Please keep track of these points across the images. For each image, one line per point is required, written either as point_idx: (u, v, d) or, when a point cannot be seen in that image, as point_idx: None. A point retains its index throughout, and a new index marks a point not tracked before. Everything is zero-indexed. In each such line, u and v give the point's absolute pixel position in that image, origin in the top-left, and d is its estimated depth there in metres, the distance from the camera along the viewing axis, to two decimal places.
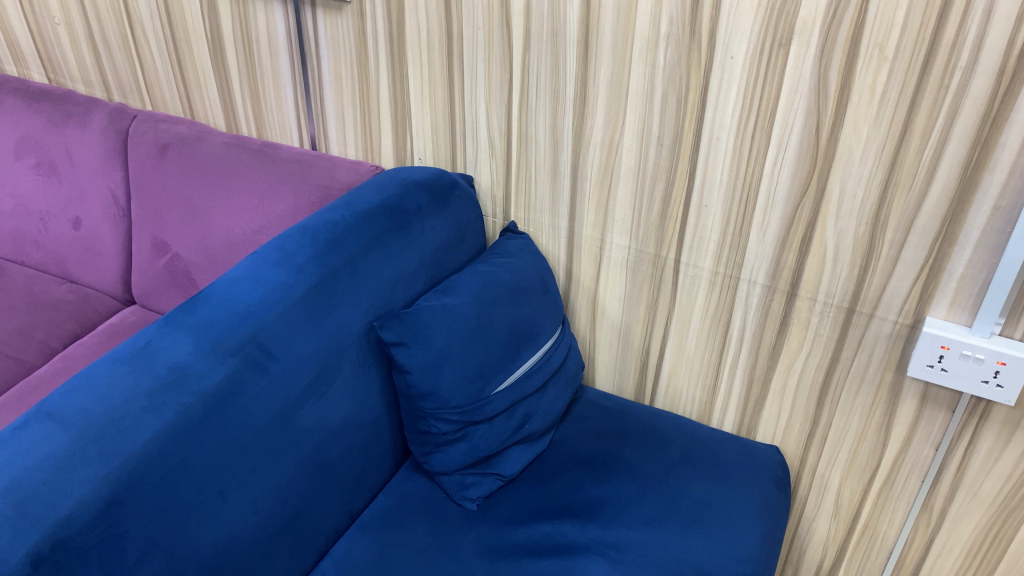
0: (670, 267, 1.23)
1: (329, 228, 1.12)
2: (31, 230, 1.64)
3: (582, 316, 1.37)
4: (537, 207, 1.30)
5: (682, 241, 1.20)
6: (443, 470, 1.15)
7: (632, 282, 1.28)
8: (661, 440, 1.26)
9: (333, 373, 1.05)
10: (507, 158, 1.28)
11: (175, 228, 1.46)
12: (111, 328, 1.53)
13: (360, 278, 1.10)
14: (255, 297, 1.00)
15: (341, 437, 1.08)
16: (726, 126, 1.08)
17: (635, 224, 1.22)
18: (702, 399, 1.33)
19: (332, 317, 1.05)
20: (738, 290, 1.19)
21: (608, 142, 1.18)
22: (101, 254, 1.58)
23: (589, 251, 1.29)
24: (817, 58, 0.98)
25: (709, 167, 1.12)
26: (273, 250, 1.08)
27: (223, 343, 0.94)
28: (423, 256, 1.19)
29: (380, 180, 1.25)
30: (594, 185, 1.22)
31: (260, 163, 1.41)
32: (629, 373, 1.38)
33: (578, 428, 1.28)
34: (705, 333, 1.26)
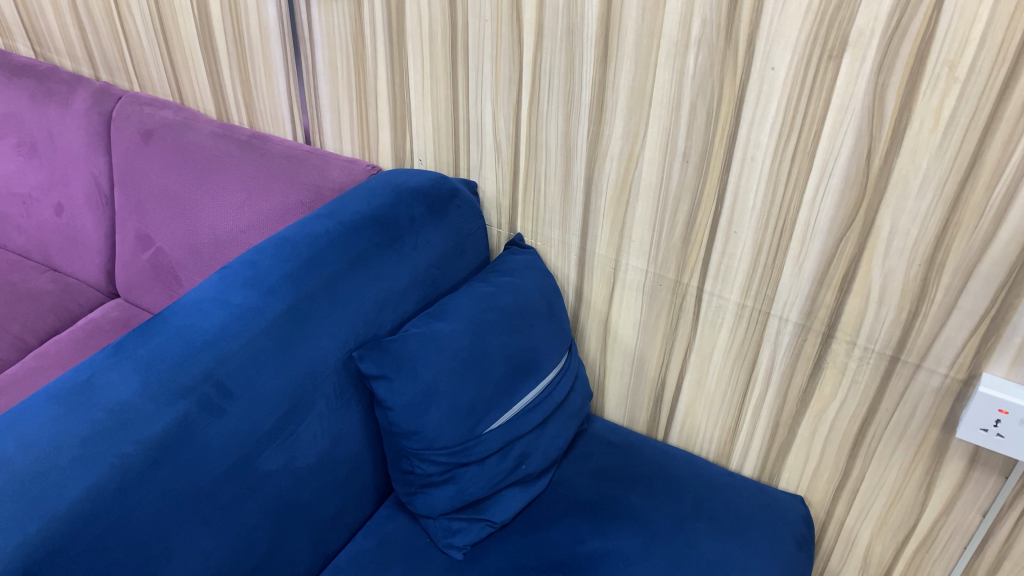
0: (692, 295, 1.09)
1: (308, 244, 1.00)
2: (13, 214, 1.54)
3: (592, 341, 1.24)
4: (546, 220, 1.17)
5: (706, 269, 1.06)
6: (428, 514, 1.04)
7: (648, 309, 1.14)
8: (673, 486, 1.13)
9: (304, 410, 0.94)
10: (515, 165, 1.15)
11: (159, 222, 1.36)
12: (92, 324, 1.44)
13: (340, 301, 0.97)
14: (216, 326, 0.89)
15: (312, 478, 0.97)
16: (763, 145, 0.94)
17: (655, 246, 1.09)
18: (721, 438, 1.20)
19: (306, 347, 0.93)
20: (768, 326, 1.06)
21: (627, 154, 1.04)
22: (84, 244, 1.48)
23: (601, 271, 1.16)
24: (873, 74, 0.83)
25: (741, 190, 0.98)
26: (243, 267, 0.97)
27: (173, 381, 0.83)
28: (414, 275, 1.07)
29: (372, 186, 1.12)
30: (610, 201, 1.09)
31: (248, 156, 1.30)
32: (641, 405, 1.25)
33: (582, 467, 1.16)
34: (728, 369, 1.13)
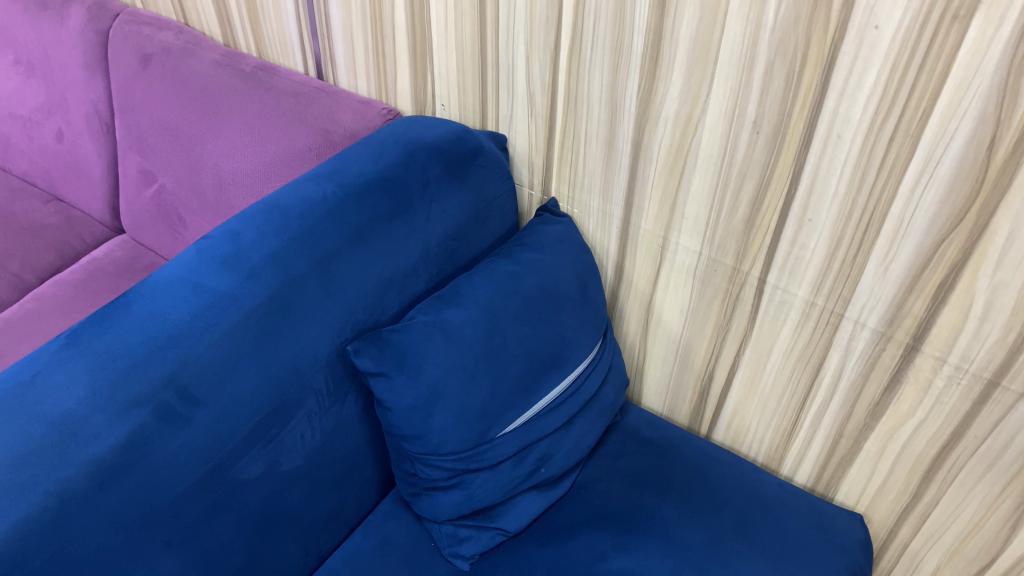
0: (752, 286, 0.93)
1: (300, 214, 0.86)
2: (13, 136, 1.43)
3: (631, 323, 1.09)
4: (584, 185, 1.00)
5: (771, 258, 0.89)
6: (433, 518, 0.93)
7: (699, 295, 0.98)
8: (714, 497, 0.99)
9: (289, 410, 0.82)
10: (550, 119, 0.97)
11: (161, 158, 1.24)
12: (94, 264, 1.33)
13: (335, 285, 0.84)
14: (184, 316, 0.76)
15: (301, 481, 0.86)
16: (854, 122, 0.75)
17: (711, 227, 0.92)
18: (773, 441, 1.06)
19: (290, 341, 0.80)
20: (839, 330, 0.89)
21: (684, 118, 0.86)
22: (86, 175, 1.37)
23: (646, 249, 1.00)
24: (1011, 45, 0.64)
25: (822, 173, 0.80)
26: (224, 241, 0.84)
27: (129, 385, 0.71)
28: (426, 249, 0.92)
29: (383, 139, 0.97)
30: (661, 171, 0.92)
31: (252, 91, 1.14)
32: (683, 397, 1.10)
33: (611, 467, 1.02)
34: (788, 370, 0.97)
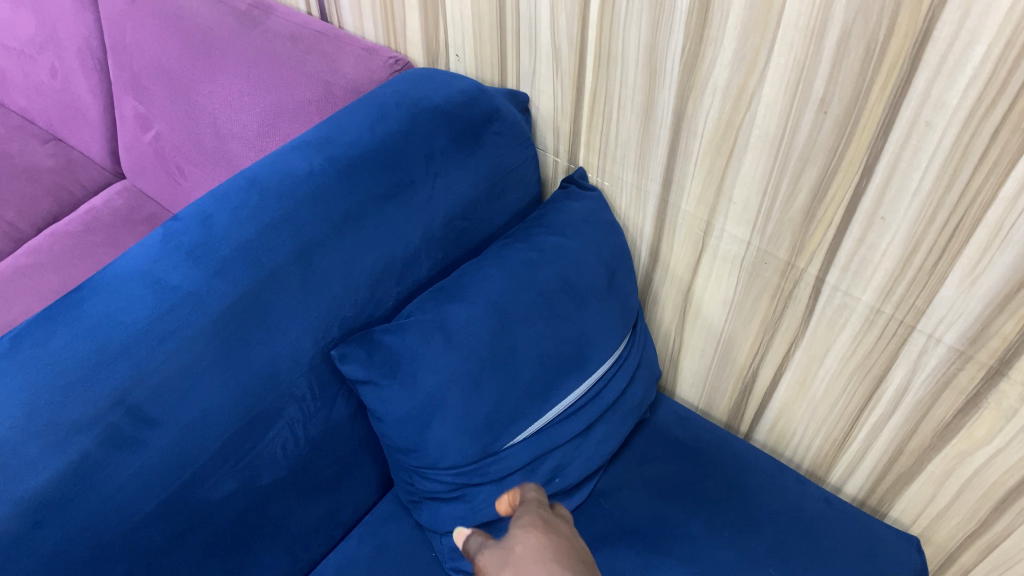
0: (808, 285, 0.79)
1: (280, 195, 0.75)
2: (9, 71, 1.33)
3: (667, 311, 0.97)
4: (617, 156, 0.87)
5: (834, 257, 0.75)
6: (435, 529, 0.83)
7: (745, 288, 0.85)
8: (751, 514, 0.87)
9: (265, 422, 0.72)
10: (578, 79, 0.84)
11: (156, 102, 1.13)
12: (92, 214, 1.24)
13: (320, 279, 0.73)
14: (140, 321, 0.66)
15: (283, 491, 0.77)
16: (950, 110, 0.60)
17: (762, 215, 0.78)
18: (822, 448, 0.93)
19: (264, 347, 0.70)
20: (909, 343, 0.75)
21: (736, 91, 0.71)
22: (83, 115, 1.26)
23: (686, 233, 0.87)
24: None
25: (903, 166, 0.65)
26: (193, 227, 0.73)
27: (72, 405, 0.61)
28: (429, 232, 0.81)
29: (382, 100, 0.84)
30: (706, 149, 0.78)
31: (246, 33, 1.03)
32: (722, 393, 0.98)
33: (637, 474, 0.92)
34: (844, 378, 0.84)
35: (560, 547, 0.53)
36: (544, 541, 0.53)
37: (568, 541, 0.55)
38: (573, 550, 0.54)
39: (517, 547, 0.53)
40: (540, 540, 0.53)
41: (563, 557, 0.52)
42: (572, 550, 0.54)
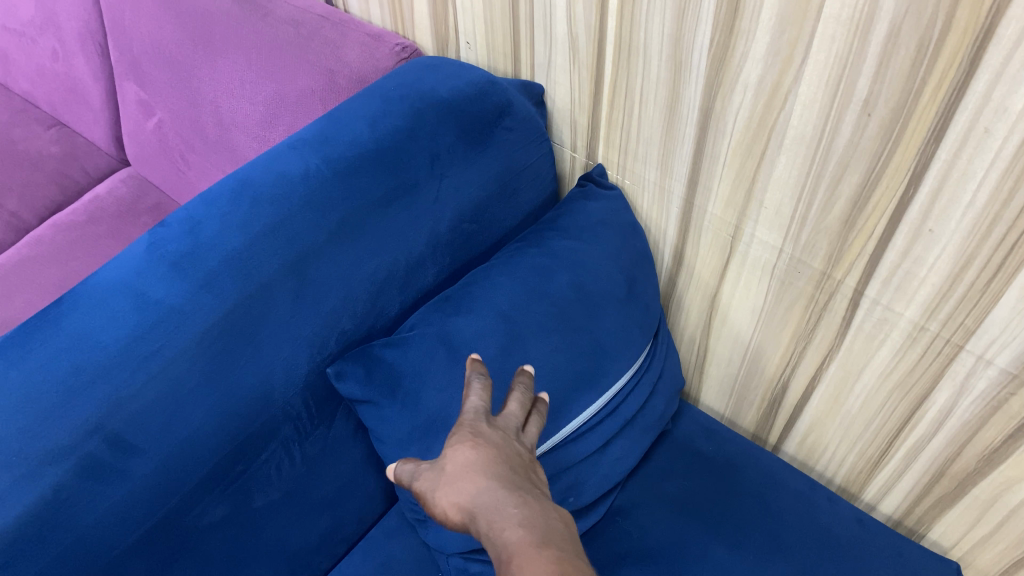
0: (845, 297, 0.73)
1: (273, 200, 0.70)
2: (13, 54, 1.29)
3: (692, 316, 0.92)
4: (639, 153, 0.83)
5: (875, 269, 0.69)
6: (440, 550, 0.77)
7: (777, 297, 0.79)
8: (779, 537, 0.81)
9: (258, 443, 0.68)
10: (596, 70, 0.80)
11: (157, 88, 1.08)
12: (95, 204, 1.20)
13: (315, 290, 0.69)
14: (122, 339, 0.62)
15: (280, 513, 0.73)
16: (1015, 115, 0.53)
17: (796, 221, 0.72)
18: (855, 465, 0.86)
19: (255, 365, 0.66)
20: (956, 364, 0.68)
21: (770, 88, 0.65)
22: (85, 100, 1.22)
23: (713, 236, 0.81)
24: None
25: (957, 175, 0.58)
26: (180, 234, 0.68)
27: (45, 434, 0.57)
28: (436, 237, 0.77)
29: (385, 94, 0.80)
30: (736, 149, 0.72)
31: (246, 17, 0.97)
32: (749, 403, 0.93)
33: (657, 491, 0.86)
34: (881, 396, 0.77)
35: (496, 463, 0.48)
36: (476, 457, 0.48)
37: (508, 455, 0.48)
38: (512, 464, 0.48)
39: (448, 467, 0.48)
40: (472, 457, 0.48)
41: (499, 476, 0.47)
42: (510, 468, 0.47)
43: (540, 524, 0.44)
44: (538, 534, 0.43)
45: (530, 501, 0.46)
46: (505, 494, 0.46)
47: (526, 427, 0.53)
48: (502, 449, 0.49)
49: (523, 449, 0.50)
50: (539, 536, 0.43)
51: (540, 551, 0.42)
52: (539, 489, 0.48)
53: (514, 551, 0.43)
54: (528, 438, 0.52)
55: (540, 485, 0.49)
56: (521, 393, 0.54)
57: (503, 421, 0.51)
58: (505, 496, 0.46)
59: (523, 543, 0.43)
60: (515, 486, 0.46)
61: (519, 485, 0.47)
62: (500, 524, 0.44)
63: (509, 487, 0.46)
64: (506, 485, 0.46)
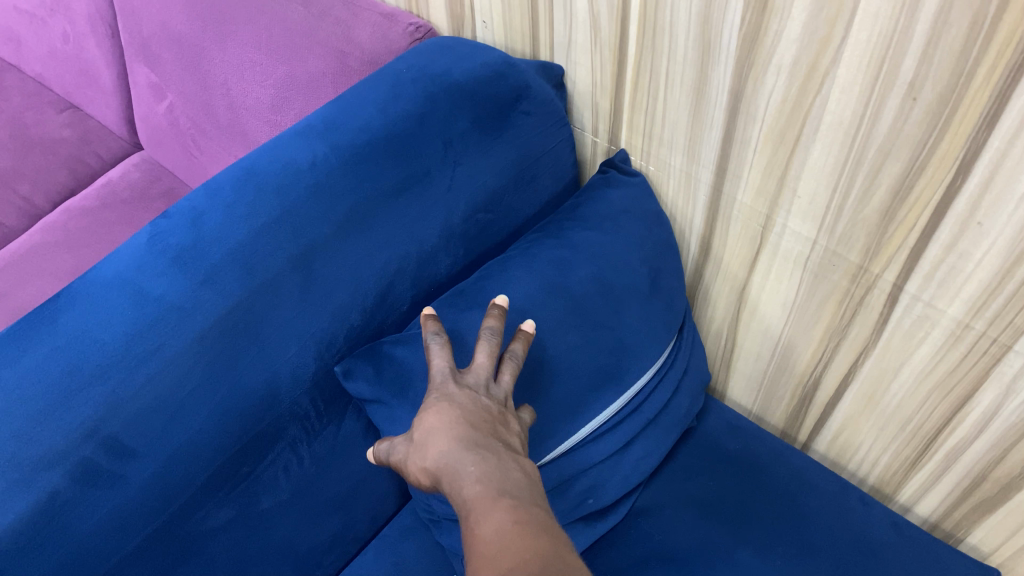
0: (883, 292, 0.68)
1: (279, 190, 0.67)
2: (24, 36, 1.26)
3: (719, 309, 0.88)
4: (664, 138, 0.79)
5: (916, 263, 0.64)
6: (455, 553, 0.75)
7: (810, 290, 0.75)
8: (809, 541, 0.77)
9: (264, 445, 0.65)
10: (619, 52, 0.76)
11: (167, 70, 1.05)
12: (108, 188, 1.18)
13: (321, 285, 0.66)
14: (120, 338, 0.59)
15: (289, 515, 0.70)
16: None
17: (831, 212, 0.67)
18: (889, 466, 0.82)
19: (259, 364, 0.63)
20: (1003, 365, 0.64)
21: (806, 69, 0.61)
22: (97, 83, 1.20)
23: (742, 225, 0.77)
24: None
25: (1012, 164, 0.53)
26: (182, 226, 0.66)
27: (40, 438, 0.54)
28: (449, 227, 0.74)
29: (397, 78, 0.77)
30: (767, 135, 0.68)
31: None
32: (778, 399, 0.89)
33: (681, 490, 0.83)
34: (919, 396, 0.73)
35: (457, 421, 0.54)
36: (440, 420, 0.55)
37: (472, 414, 0.55)
38: (473, 421, 0.55)
39: (417, 435, 0.56)
40: (437, 419, 0.55)
41: (460, 436, 0.53)
42: (469, 426, 0.54)
43: (497, 474, 0.50)
44: (492, 484, 0.49)
45: (488, 455, 0.52)
46: (464, 454, 0.52)
47: (499, 375, 0.61)
48: (463, 408, 0.56)
49: (489, 398, 0.58)
50: (493, 487, 0.49)
51: (494, 499, 0.48)
52: (503, 440, 0.55)
53: (472, 504, 0.49)
54: (500, 385, 0.60)
55: (508, 433, 0.57)
56: (490, 337, 0.62)
57: (472, 378, 0.59)
58: (465, 451, 0.52)
59: (480, 493, 0.49)
60: (473, 443, 0.53)
61: (480, 441, 0.53)
62: (460, 481, 0.51)
63: (468, 445, 0.52)
64: (465, 445, 0.53)
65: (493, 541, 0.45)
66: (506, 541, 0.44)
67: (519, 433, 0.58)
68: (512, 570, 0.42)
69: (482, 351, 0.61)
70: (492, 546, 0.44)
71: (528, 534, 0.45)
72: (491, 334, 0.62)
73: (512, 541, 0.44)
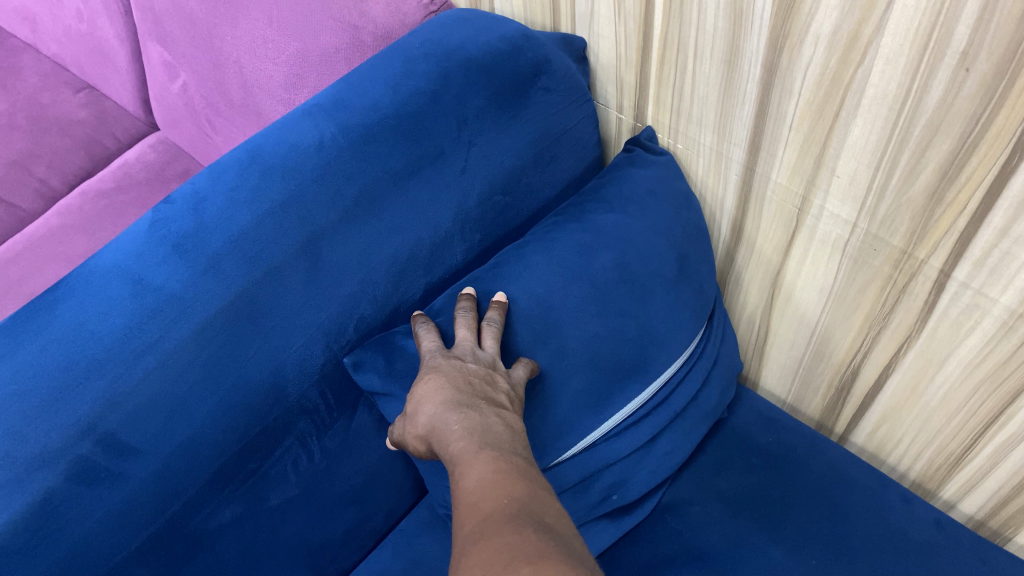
0: (928, 278, 0.64)
1: (284, 174, 0.64)
2: (39, 13, 1.24)
3: (752, 294, 0.84)
4: (692, 115, 0.74)
5: (966, 249, 0.59)
6: None
7: (849, 276, 0.70)
8: (847, 541, 0.73)
9: (271, 440, 0.62)
10: (645, 23, 0.71)
11: (180, 48, 1.01)
12: (124, 170, 1.16)
13: (329, 275, 0.63)
14: (117, 330, 0.56)
15: (301, 512, 0.67)
16: None
17: (874, 193, 0.63)
18: (932, 461, 0.77)
19: (264, 356, 0.60)
20: None
21: (847, 39, 0.56)
22: (112, 62, 1.17)
23: (777, 207, 0.73)
24: None
25: None
26: (184, 212, 0.63)
27: (34, 435, 0.52)
28: (464, 210, 0.70)
29: (410, 53, 0.73)
30: (804, 110, 0.63)
31: None
32: (814, 389, 0.85)
33: (710, 485, 0.79)
34: (965, 389, 0.68)
35: (440, 384, 0.55)
36: (425, 387, 0.56)
37: (454, 377, 0.56)
38: (455, 382, 0.56)
39: (408, 405, 0.57)
40: (423, 386, 0.56)
41: (443, 396, 0.55)
42: (453, 388, 0.55)
43: (479, 429, 0.52)
44: (474, 439, 0.51)
45: (471, 412, 0.53)
46: (448, 413, 0.53)
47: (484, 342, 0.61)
48: (448, 374, 0.56)
49: (473, 361, 0.58)
50: (474, 440, 0.50)
51: (475, 453, 0.49)
52: (487, 398, 0.55)
53: (456, 458, 0.50)
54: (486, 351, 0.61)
55: (495, 390, 0.57)
56: (464, 314, 0.63)
57: (459, 350, 0.60)
58: (448, 411, 0.53)
59: (463, 448, 0.50)
60: (457, 401, 0.54)
61: (462, 400, 0.54)
62: (446, 438, 0.52)
63: (451, 405, 0.54)
64: (449, 405, 0.54)
65: (474, 492, 0.46)
66: (486, 487, 0.46)
67: (509, 392, 0.58)
68: (491, 513, 0.43)
69: (460, 326, 0.62)
70: (473, 495, 0.46)
71: (506, 482, 0.46)
72: (467, 312, 0.63)
73: (490, 490, 0.45)
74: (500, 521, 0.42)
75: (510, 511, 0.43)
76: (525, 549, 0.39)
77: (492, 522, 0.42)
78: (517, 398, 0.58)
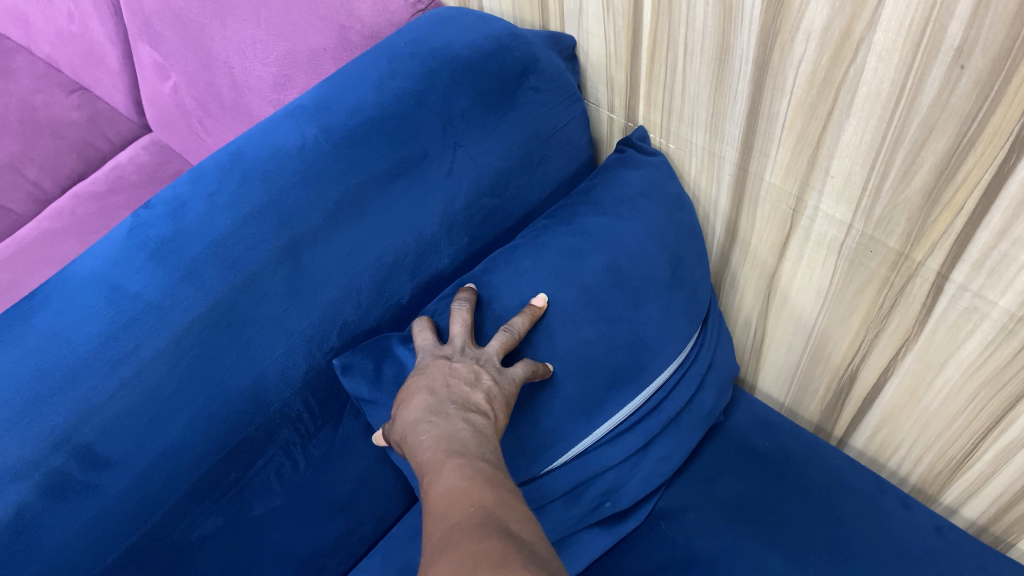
0: (926, 280, 0.62)
1: (264, 179, 0.63)
2: (31, 15, 1.23)
3: (748, 296, 0.82)
4: (684, 114, 0.73)
5: (965, 250, 0.58)
6: None
7: (846, 277, 0.69)
8: (846, 549, 0.71)
9: (254, 449, 0.60)
10: (635, 20, 0.70)
11: (170, 48, 1.00)
12: (116, 173, 1.15)
13: (310, 281, 0.61)
14: (93, 339, 0.55)
15: (287, 521, 0.65)
16: None
17: (869, 193, 0.61)
18: (933, 466, 0.75)
19: (245, 364, 0.59)
20: None
21: (839, 36, 0.54)
22: (103, 63, 1.16)
23: (771, 207, 0.71)
24: None
25: None
26: (163, 218, 0.62)
27: (6, 447, 0.51)
28: (451, 213, 0.69)
29: (395, 53, 0.72)
30: (797, 109, 0.61)
31: None
32: (812, 392, 0.83)
33: (707, 492, 0.77)
34: (965, 393, 0.66)
35: (415, 393, 0.55)
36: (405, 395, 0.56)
37: (428, 381, 0.55)
38: (430, 387, 0.55)
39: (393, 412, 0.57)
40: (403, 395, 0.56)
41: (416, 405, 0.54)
42: (426, 394, 0.54)
43: (446, 436, 0.51)
44: (440, 446, 0.50)
45: (439, 419, 0.52)
46: (419, 423, 0.52)
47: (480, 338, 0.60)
48: (426, 377, 0.56)
49: (458, 360, 0.57)
50: (440, 447, 0.49)
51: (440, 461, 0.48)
52: (461, 399, 0.54)
53: (426, 467, 0.49)
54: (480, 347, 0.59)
55: (474, 387, 0.55)
56: (462, 308, 0.61)
57: (450, 348, 0.59)
58: (421, 420, 0.53)
59: (431, 457, 0.49)
60: (428, 410, 0.53)
61: (434, 408, 0.53)
62: (419, 448, 0.51)
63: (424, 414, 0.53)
64: (423, 414, 0.53)
65: (441, 500, 0.45)
66: (452, 495, 0.44)
67: (494, 389, 0.56)
68: (455, 521, 0.42)
69: (455, 321, 0.61)
70: (439, 504, 0.44)
71: (472, 489, 0.45)
72: (464, 306, 0.62)
73: (455, 498, 0.44)
74: (463, 529, 0.40)
75: (472, 519, 0.41)
76: (481, 554, 0.38)
77: (458, 529, 0.41)
78: (503, 396, 0.56)
